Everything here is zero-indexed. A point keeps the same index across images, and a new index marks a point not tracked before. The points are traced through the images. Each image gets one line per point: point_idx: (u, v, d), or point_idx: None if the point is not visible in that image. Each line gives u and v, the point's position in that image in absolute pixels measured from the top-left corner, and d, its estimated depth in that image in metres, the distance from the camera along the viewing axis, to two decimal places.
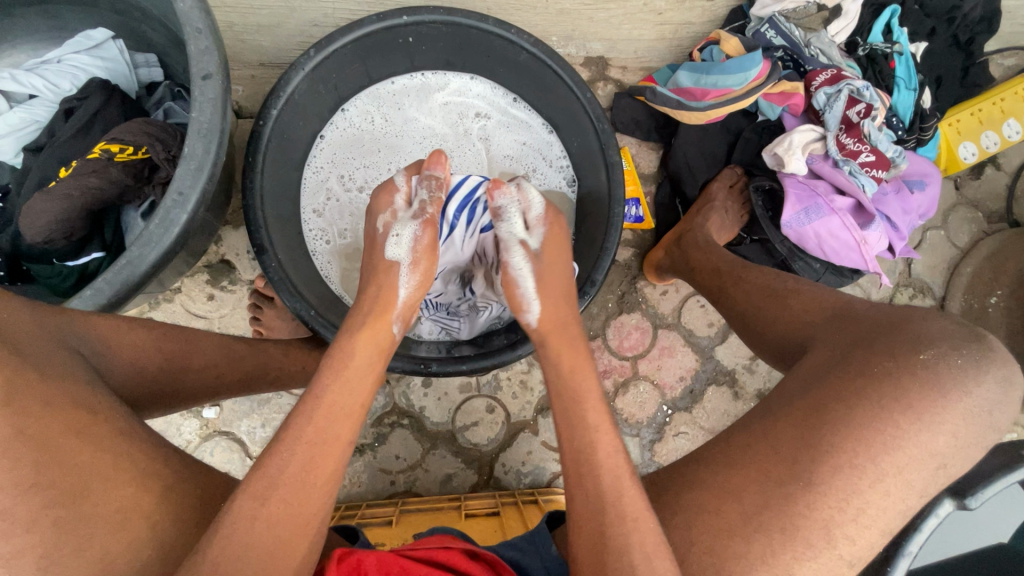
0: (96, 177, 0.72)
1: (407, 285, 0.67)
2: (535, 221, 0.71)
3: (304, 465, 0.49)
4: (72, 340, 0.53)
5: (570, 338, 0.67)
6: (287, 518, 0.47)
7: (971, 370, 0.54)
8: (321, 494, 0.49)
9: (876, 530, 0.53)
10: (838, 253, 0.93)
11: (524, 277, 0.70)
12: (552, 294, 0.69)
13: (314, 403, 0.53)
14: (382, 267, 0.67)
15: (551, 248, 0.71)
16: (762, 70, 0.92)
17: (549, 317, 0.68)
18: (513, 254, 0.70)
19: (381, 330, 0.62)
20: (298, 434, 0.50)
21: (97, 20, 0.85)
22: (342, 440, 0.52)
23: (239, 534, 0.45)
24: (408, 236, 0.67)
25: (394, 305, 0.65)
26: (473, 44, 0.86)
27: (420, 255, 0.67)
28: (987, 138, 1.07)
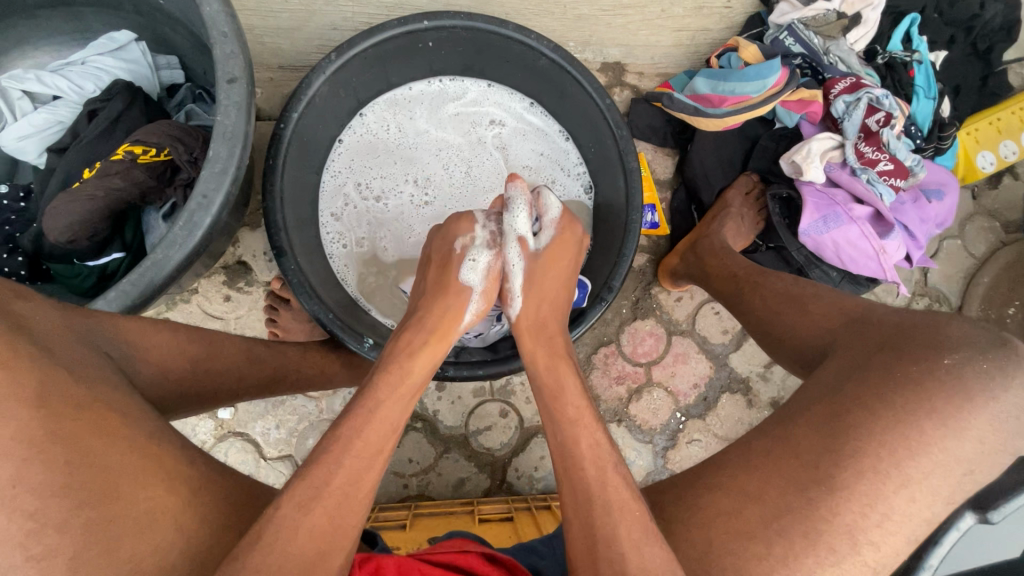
0: (120, 178, 0.73)
1: (473, 311, 0.69)
2: (547, 223, 0.72)
3: (351, 474, 0.50)
4: (97, 339, 0.53)
5: (548, 337, 0.66)
6: (329, 526, 0.47)
7: (999, 376, 0.53)
8: (358, 510, 0.49)
9: (902, 538, 0.52)
10: (856, 262, 0.93)
11: (516, 274, 0.71)
12: (545, 305, 0.69)
13: (365, 416, 0.54)
14: (454, 288, 0.68)
15: (555, 250, 0.71)
16: (780, 78, 0.92)
17: (528, 317, 0.68)
18: (510, 248, 0.71)
19: (440, 349, 0.64)
20: (345, 446, 0.51)
21: (121, 22, 0.86)
22: (387, 453, 0.53)
23: (283, 540, 0.45)
24: (484, 264, 0.69)
25: (457, 327, 0.67)
26: (492, 50, 0.87)
27: (490, 286, 0.70)
28: (1005, 147, 1.05)
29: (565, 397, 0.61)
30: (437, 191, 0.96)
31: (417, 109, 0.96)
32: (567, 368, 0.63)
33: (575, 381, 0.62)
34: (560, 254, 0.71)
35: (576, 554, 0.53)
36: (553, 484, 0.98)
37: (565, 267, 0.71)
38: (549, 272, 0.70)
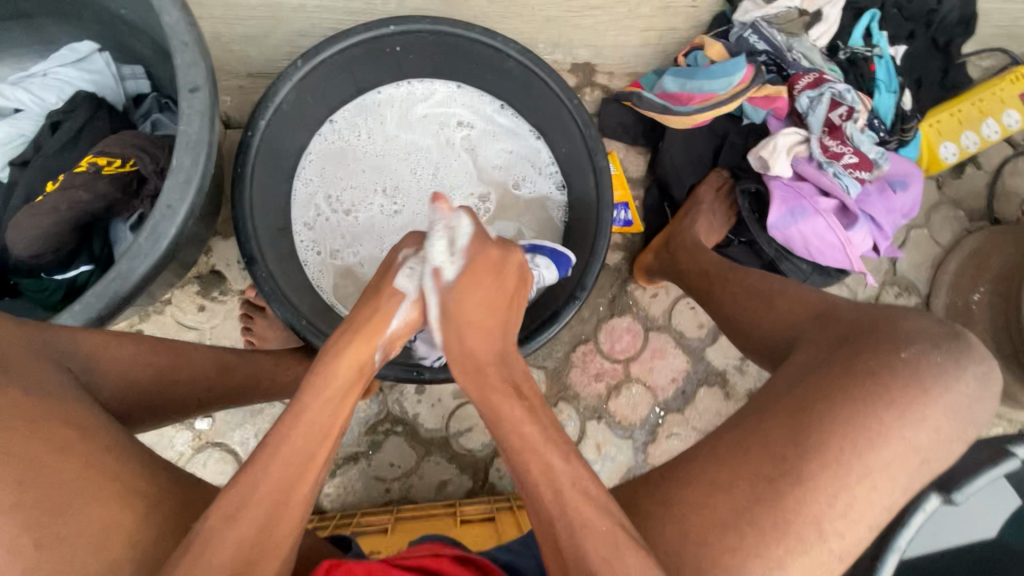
0: (85, 190, 0.72)
1: (402, 319, 0.65)
2: (457, 256, 0.65)
3: (278, 486, 0.49)
4: (54, 355, 0.53)
5: (489, 382, 0.61)
6: (256, 537, 0.46)
7: (950, 365, 0.55)
8: (298, 514, 0.49)
9: (864, 524, 0.54)
10: (823, 253, 0.95)
11: (433, 307, 0.66)
12: (468, 325, 0.64)
13: (292, 422, 0.53)
14: (387, 292, 0.65)
15: (469, 282, 0.65)
16: (746, 75, 0.94)
17: (473, 355, 0.64)
18: (422, 286, 0.65)
19: (366, 351, 0.62)
20: (273, 452, 0.51)
21: (83, 33, 0.85)
22: (318, 461, 0.53)
23: (211, 550, 0.44)
24: (422, 273, 0.66)
25: (383, 334, 0.64)
26: (461, 53, 0.87)
27: (425, 299, 0.67)
28: (966, 138, 1.08)
29: (502, 412, 0.59)
30: (407, 197, 0.96)
31: (388, 114, 0.96)
32: (504, 396, 0.60)
33: (504, 404, 0.59)
34: (475, 284, 0.65)
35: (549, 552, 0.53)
36: None
37: (483, 298, 0.65)
38: (461, 307, 0.65)
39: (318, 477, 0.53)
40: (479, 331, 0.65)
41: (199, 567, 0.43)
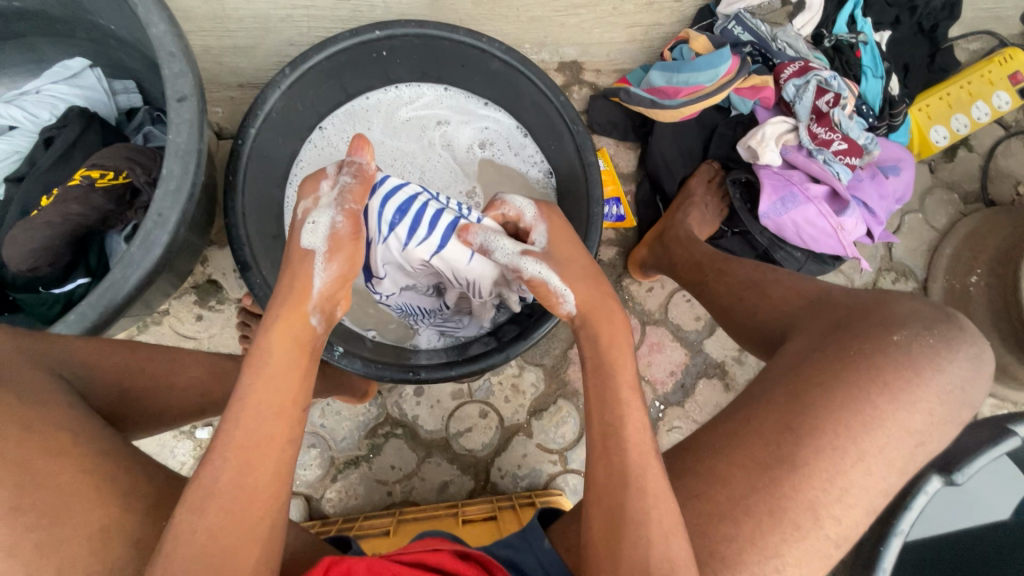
0: (78, 204, 0.73)
1: (323, 274, 0.60)
2: (533, 222, 0.69)
3: (239, 472, 0.48)
4: (50, 362, 0.54)
5: (609, 312, 0.63)
6: (232, 525, 0.46)
7: (943, 348, 0.54)
8: (269, 494, 0.48)
9: (860, 509, 0.53)
10: (816, 240, 0.95)
11: (548, 275, 0.65)
12: (574, 272, 0.65)
13: (237, 408, 0.50)
14: (297, 257, 0.62)
15: (557, 235, 0.68)
16: (731, 66, 0.94)
17: (585, 297, 0.64)
18: (524, 266, 0.66)
19: (293, 321, 0.57)
20: (227, 439, 0.49)
21: (76, 50, 0.87)
22: (276, 438, 0.50)
23: (184, 544, 0.44)
24: (325, 224, 0.62)
25: (309, 297, 0.59)
26: (447, 55, 0.88)
27: (340, 243, 0.62)
28: (956, 121, 1.07)
29: (617, 369, 0.59)
30: None
31: (375, 119, 0.97)
32: (624, 355, 0.60)
33: (631, 365, 0.60)
34: (563, 236, 0.69)
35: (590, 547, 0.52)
36: (537, 481, 0.98)
37: (575, 245, 0.68)
38: (569, 254, 0.67)
39: (286, 455, 0.51)
40: (588, 272, 0.66)
41: (177, 559, 0.43)
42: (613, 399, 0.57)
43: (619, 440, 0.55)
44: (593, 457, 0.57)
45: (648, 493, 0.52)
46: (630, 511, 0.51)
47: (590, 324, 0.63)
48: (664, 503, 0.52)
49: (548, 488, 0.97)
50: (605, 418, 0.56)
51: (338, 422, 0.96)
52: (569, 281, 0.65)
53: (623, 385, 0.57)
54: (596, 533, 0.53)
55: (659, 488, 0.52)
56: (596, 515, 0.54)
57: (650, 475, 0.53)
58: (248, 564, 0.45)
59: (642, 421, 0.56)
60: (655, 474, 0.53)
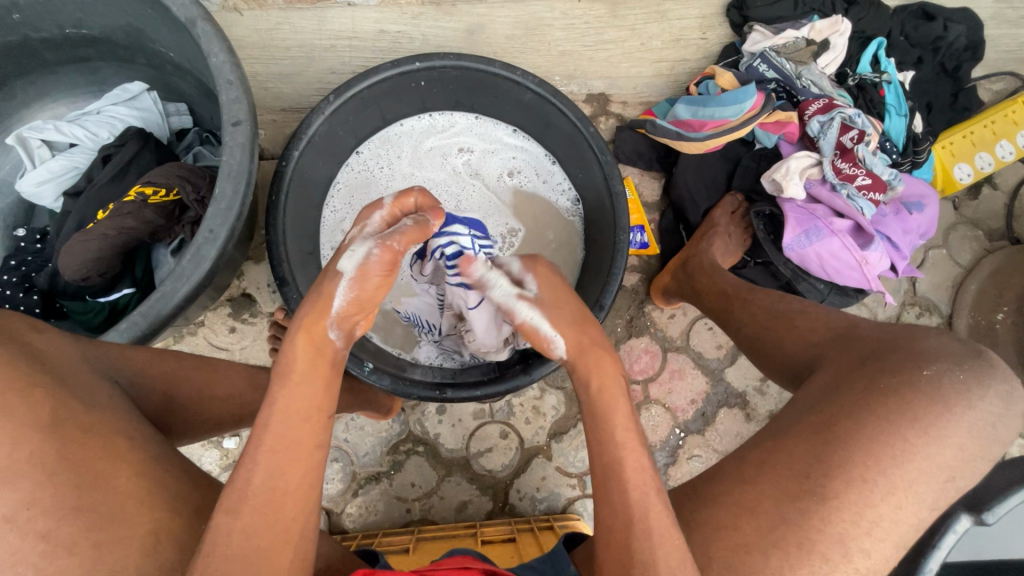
0: (132, 218, 0.77)
1: (346, 296, 0.59)
2: (521, 273, 0.69)
3: (270, 472, 0.49)
4: (106, 367, 0.57)
5: (603, 357, 0.63)
6: (265, 524, 0.47)
7: (974, 385, 0.54)
8: (299, 497, 0.50)
9: (891, 543, 0.53)
10: (840, 273, 0.95)
11: (539, 321, 0.66)
12: (564, 317, 0.66)
13: (267, 413, 0.52)
14: (327, 275, 0.60)
15: (550, 287, 0.68)
16: (756, 102, 0.97)
17: (574, 341, 0.65)
18: (518, 311, 0.67)
19: (315, 334, 0.58)
20: (258, 441, 0.51)
21: (135, 75, 0.92)
22: (304, 444, 0.52)
23: (236, 539, 0.46)
24: (361, 254, 0.59)
25: (329, 315, 0.58)
26: (481, 86, 0.92)
27: (372, 277, 0.60)
28: (981, 159, 1.08)
29: (613, 409, 0.59)
30: None
31: (407, 146, 1.01)
32: (614, 392, 0.61)
33: (624, 407, 0.60)
34: (557, 286, 0.69)
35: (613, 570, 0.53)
36: (556, 505, 0.98)
37: (566, 294, 0.68)
38: (560, 303, 0.67)
39: (315, 459, 0.52)
40: (576, 319, 0.66)
41: (216, 560, 0.44)
42: (611, 439, 0.57)
43: (619, 482, 0.55)
44: (602, 491, 0.56)
45: (653, 531, 0.52)
46: (652, 546, 0.51)
47: (578, 371, 0.64)
48: (670, 528, 0.52)
49: (567, 512, 0.97)
50: (605, 461, 0.57)
51: (361, 437, 0.97)
52: (557, 326, 0.66)
53: (619, 428, 0.58)
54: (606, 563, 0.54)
55: (663, 523, 0.53)
56: (610, 549, 0.54)
57: (648, 510, 0.53)
58: (285, 563, 0.47)
59: (638, 456, 0.56)
60: (648, 512, 0.53)
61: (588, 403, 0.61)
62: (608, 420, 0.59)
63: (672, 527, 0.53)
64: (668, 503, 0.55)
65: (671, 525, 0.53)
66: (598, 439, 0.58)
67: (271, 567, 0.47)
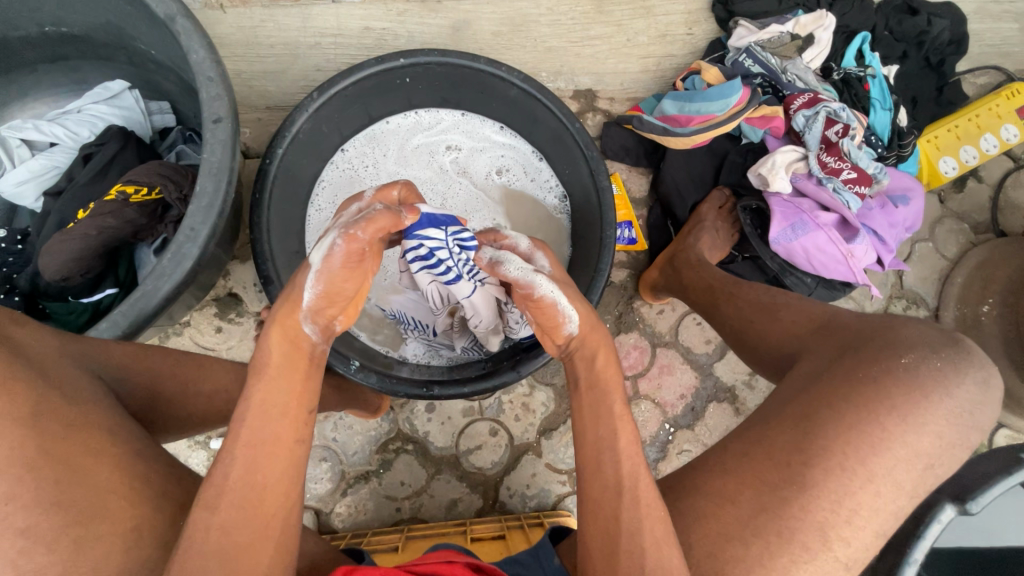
0: (113, 217, 0.75)
1: (315, 287, 0.57)
2: (529, 251, 0.67)
3: (248, 469, 0.49)
4: (88, 363, 0.56)
5: (603, 337, 0.63)
6: (243, 520, 0.47)
7: (951, 372, 0.55)
8: (280, 494, 0.49)
9: (870, 532, 0.53)
10: (826, 267, 0.96)
11: (558, 295, 0.61)
12: (573, 294, 0.63)
13: (243, 407, 0.52)
14: (299, 270, 0.59)
15: (556, 265, 0.67)
16: (742, 97, 0.96)
17: (586, 318, 0.63)
18: (539, 283, 0.62)
19: (289, 328, 0.57)
20: (236, 438, 0.50)
21: (117, 74, 0.92)
22: (283, 439, 0.51)
23: (215, 539, 0.46)
24: (325, 246, 0.56)
25: (300, 307, 0.57)
26: (467, 83, 0.92)
27: (343, 272, 0.57)
28: (965, 152, 1.09)
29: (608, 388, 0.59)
30: None
31: (393, 144, 1.01)
32: (610, 365, 0.61)
33: (618, 385, 0.60)
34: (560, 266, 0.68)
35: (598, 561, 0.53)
36: (546, 502, 0.98)
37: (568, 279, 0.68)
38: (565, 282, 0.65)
39: (295, 455, 0.52)
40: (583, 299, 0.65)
41: (193, 556, 0.44)
42: (607, 415, 0.57)
43: (604, 473, 0.55)
44: (586, 477, 0.56)
45: (642, 518, 0.52)
46: (641, 529, 0.51)
47: (580, 352, 0.63)
48: (656, 511, 0.53)
49: (556, 509, 0.96)
50: (600, 432, 0.56)
51: (350, 436, 0.97)
52: (574, 301, 0.62)
53: (618, 402, 0.58)
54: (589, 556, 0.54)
55: (653, 499, 0.53)
56: (595, 538, 0.53)
57: (636, 502, 0.53)
58: (263, 559, 0.47)
59: (632, 436, 0.56)
60: (636, 500, 0.53)
61: (591, 376, 0.61)
62: (607, 393, 0.59)
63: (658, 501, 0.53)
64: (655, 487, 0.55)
65: (657, 499, 0.54)
66: (593, 417, 0.58)
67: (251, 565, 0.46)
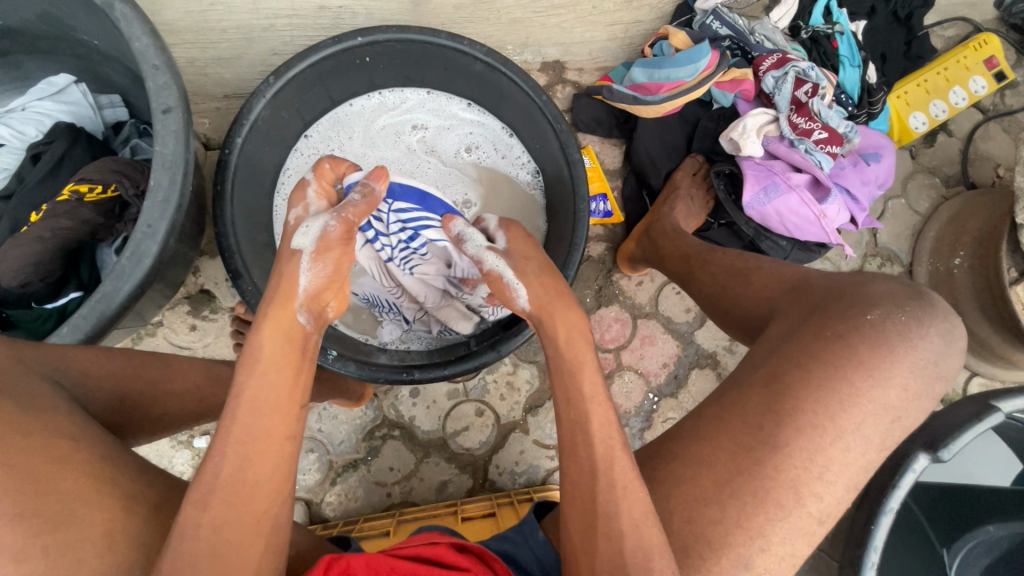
0: (68, 219, 0.73)
1: (310, 273, 0.58)
2: (496, 230, 0.70)
3: (239, 466, 0.48)
4: (46, 368, 0.55)
5: (568, 313, 0.61)
6: (233, 520, 0.46)
7: (915, 325, 0.56)
8: (269, 490, 0.48)
9: (841, 485, 0.54)
10: (801, 229, 0.96)
11: (504, 269, 0.64)
12: (531, 269, 0.64)
13: (233, 403, 0.50)
14: (286, 256, 0.59)
15: (518, 245, 0.68)
16: (710, 61, 0.95)
17: (541, 293, 0.63)
18: (486, 259, 0.66)
19: (280, 319, 0.55)
20: (228, 433, 0.49)
21: (61, 67, 0.87)
22: (275, 434, 0.50)
23: (188, 543, 0.44)
24: (317, 227, 0.60)
25: (296, 295, 0.57)
26: (429, 58, 0.89)
27: (329, 246, 0.59)
28: (935, 107, 1.09)
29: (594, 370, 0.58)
30: None
31: (358, 127, 0.98)
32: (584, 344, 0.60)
33: (593, 363, 0.59)
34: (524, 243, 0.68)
35: (583, 534, 0.54)
36: (535, 477, 0.99)
37: (537, 251, 0.68)
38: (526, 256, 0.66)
39: (287, 451, 0.50)
40: (544, 272, 0.64)
41: (182, 558, 0.44)
42: (586, 395, 0.56)
43: (581, 448, 0.55)
44: (569, 454, 0.56)
45: (624, 488, 0.53)
46: (624, 505, 0.52)
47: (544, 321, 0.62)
48: (635, 479, 0.53)
49: (546, 484, 0.97)
50: (572, 416, 0.56)
51: (335, 426, 0.96)
52: (523, 275, 0.64)
53: (587, 381, 0.57)
54: (576, 530, 0.54)
55: (624, 478, 0.53)
56: (578, 510, 0.54)
57: (616, 473, 0.53)
58: (253, 558, 0.46)
59: (605, 415, 0.56)
60: (617, 471, 0.53)
61: (555, 355, 0.60)
62: (575, 373, 0.58)
63: (634, 478, 0.53)
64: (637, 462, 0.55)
65: (632, 475, 0.54)
66: (568, 398, 0.58)
67: (240, 564, 0.45)
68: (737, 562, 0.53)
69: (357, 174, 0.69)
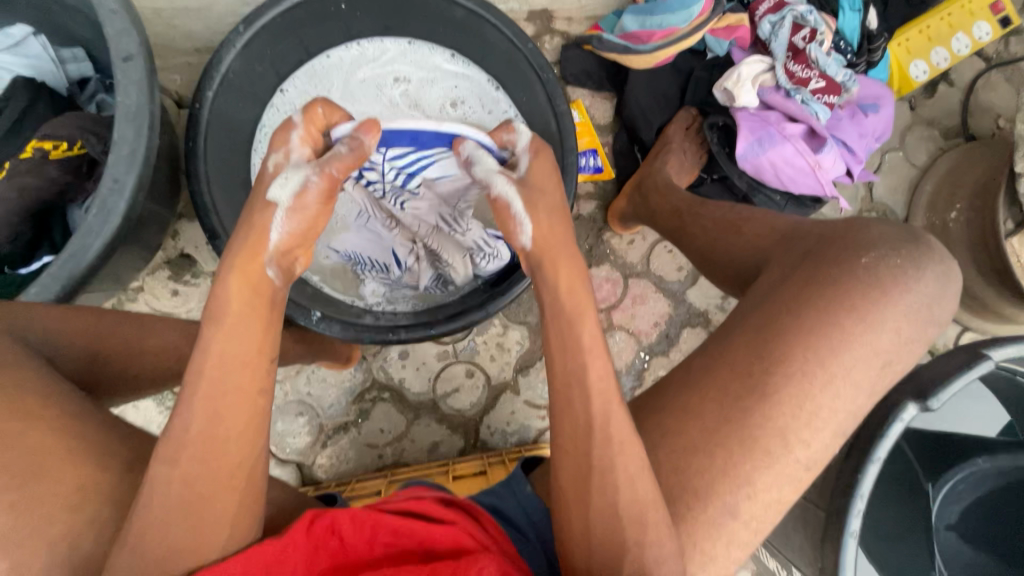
0: (33, 176, 0.71)
1: (282, 229, 0.55)
2: (522, 151, 0.64)
3: (208, 421, 0.47)
4: (12, 328, 0.53)
5: (571, 256, 0.58)
6: (206, 473, 0.46)
7: (911, 268, 0.54)
8: (244, 444, 0.48)
9: (829, 433, 0.54)
10: (795, 181, 0.94)
11: (512, 197, 0.60)
12: (544, 203, 0.60)
13: (200, 358, 0.49)
14: (259, 208, 0.56)
15: (542, 171, 0.63)
16: (704, 6, 0.90)
17: (546, 232, 0.59)
18: (496, 184, 0.62)
19: (248, 272, 0.53)
20: (193, 389, 0.47)
21: (16, 17, 0.81)
22: (245, 389, 0.49)
23: (160, 496, 0.44)
24: (297, 180, 0.56)
25: (264, 249, 0.54)
26: (408, 5, 0.86)
27: (307, 205, 0.56)
28: (936, 54, 1.05)
29: (583, 322, 0.55)
30: None
31: (336, 80, 0.93)
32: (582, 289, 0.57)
33: (595, 317, 0.56)
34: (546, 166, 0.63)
35: (568, 485, 0.54)
36: (527, 436, 0.99)
37: (557, 190, 0.63)
38: (545, 190, 0.62)
39: (259, 405, 0.49)
40: (557, 210, 0.61)
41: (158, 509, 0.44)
42: (577, 347, 0.55)
43: (564, 400, 0.55)
44: (557, 409, 0.55)
45: (610, 440, 0.52)
46: (608, 456, 0.52)
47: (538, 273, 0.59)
48: (620, 430, 0.53)
49: (538, 442, 0.98)
50: (568, 364, 0.55)
51: (324, 389, 0.96)
52: (532, 209, 0.60)
53: (587, 332, 0.55)
54: (561, 481, 0.54)
55: (624, 434, 0.52)
56: (563, 461, 0.54)
57: (600, 425, 0.53)
58: (230, 509, 0.46)
59: (604, 366, 0.54)
60: (600, 423, 0.53)
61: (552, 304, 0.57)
62: (577, 320, 0.56)
63: (633, 437, 0.53)
64: (630, 414, 0.54)
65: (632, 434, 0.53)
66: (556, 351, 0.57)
67: (216, 514, 0.45)
68: (721, 509, 0.53)
69: (347, 125, 0.61)
